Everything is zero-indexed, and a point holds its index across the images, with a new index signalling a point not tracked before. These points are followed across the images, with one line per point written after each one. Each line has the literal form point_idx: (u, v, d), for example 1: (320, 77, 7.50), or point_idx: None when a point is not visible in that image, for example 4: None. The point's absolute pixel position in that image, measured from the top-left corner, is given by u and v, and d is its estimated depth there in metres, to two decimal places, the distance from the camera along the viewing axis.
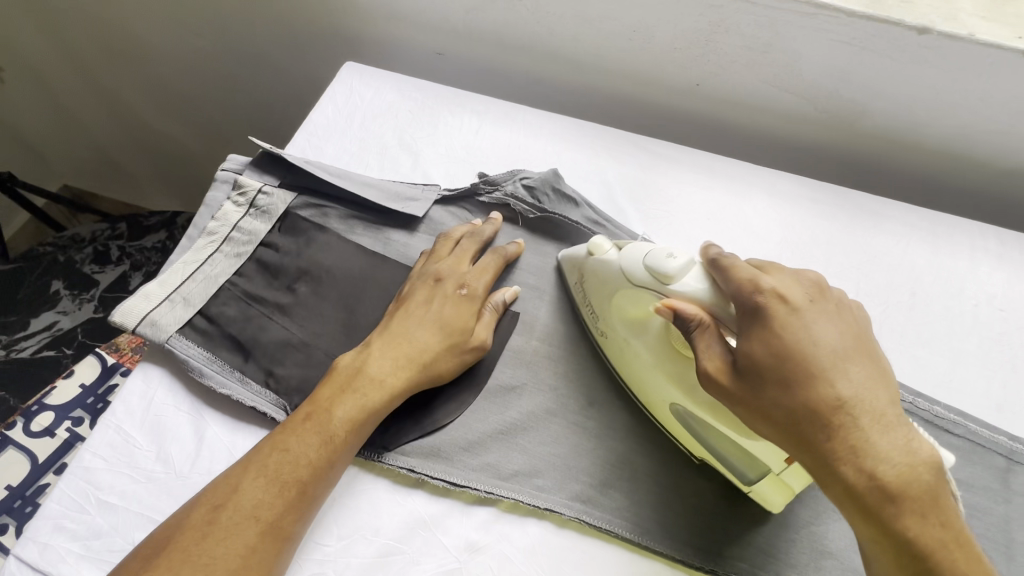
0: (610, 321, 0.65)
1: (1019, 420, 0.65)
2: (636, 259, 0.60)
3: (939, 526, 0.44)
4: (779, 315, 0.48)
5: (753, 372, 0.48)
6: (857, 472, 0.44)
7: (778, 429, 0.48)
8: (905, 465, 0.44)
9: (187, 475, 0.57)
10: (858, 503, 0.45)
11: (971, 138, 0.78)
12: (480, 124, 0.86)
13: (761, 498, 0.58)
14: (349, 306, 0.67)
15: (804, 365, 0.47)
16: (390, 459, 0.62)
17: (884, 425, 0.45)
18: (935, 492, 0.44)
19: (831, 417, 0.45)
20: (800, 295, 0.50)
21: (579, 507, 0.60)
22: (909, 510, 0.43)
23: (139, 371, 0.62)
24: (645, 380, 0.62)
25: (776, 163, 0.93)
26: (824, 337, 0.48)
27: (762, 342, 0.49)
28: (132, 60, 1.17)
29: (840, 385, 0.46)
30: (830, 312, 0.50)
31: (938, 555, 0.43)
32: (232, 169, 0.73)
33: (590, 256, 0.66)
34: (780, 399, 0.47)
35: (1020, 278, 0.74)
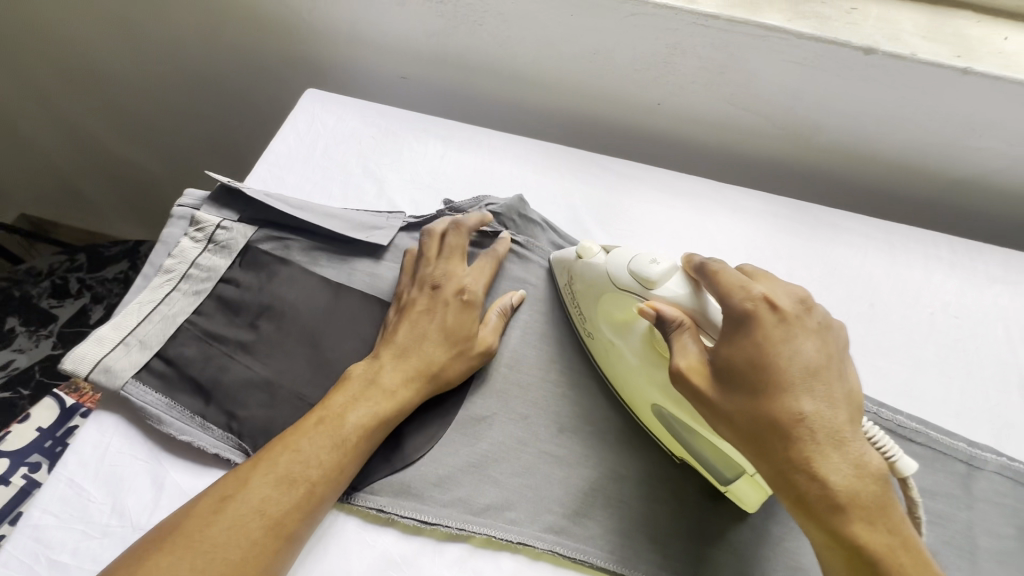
0: (597, 323, 0.64)
1: (977, 425, 0.68)
2: (620, 265, 0.60)
3: (886, 534, 0.45)
4: (758, 326, 0.49)
5: (724, 380, 0.49)
6: (810, 481, 0.46)
7: (740, 436, 0.49)
8: (855, 476, 0.45)
9: (144, 526, 0.54)
10: (808, 509, 0.46)
11: (917, 150, 0.84)
12: (445, 148, 0.85)
13: (737, 497, 0.57)
14: (313, 340, 0.65)
15: (772, 379, 0.48)
16: (359, 499, 0.58)
17: (841, 441, 0.46)
18: (884, 502, 0.45)
19: (792, 429, 0.47)
20: (781, 308, 0.50)
21: (553, 538, 0.57)
22: (858, 519, 0.45)
23: (93, 420, 0.60)
24: (630, 379, 0.61)
25: (736, 177, 0.98)
26: (798, 350, 0.49)
27: (735, 352, 0.50)
28: (104, 88, 1.17)
29: (805, 399, 0.47)
30: (809, 328, 0.51)
31: (882, 560, 0.44)
32: (190, 205, 0.72)
33: (579, 259, 0.66)
34: (746, 408, 0.48)
35: (970, 285, 0.78)
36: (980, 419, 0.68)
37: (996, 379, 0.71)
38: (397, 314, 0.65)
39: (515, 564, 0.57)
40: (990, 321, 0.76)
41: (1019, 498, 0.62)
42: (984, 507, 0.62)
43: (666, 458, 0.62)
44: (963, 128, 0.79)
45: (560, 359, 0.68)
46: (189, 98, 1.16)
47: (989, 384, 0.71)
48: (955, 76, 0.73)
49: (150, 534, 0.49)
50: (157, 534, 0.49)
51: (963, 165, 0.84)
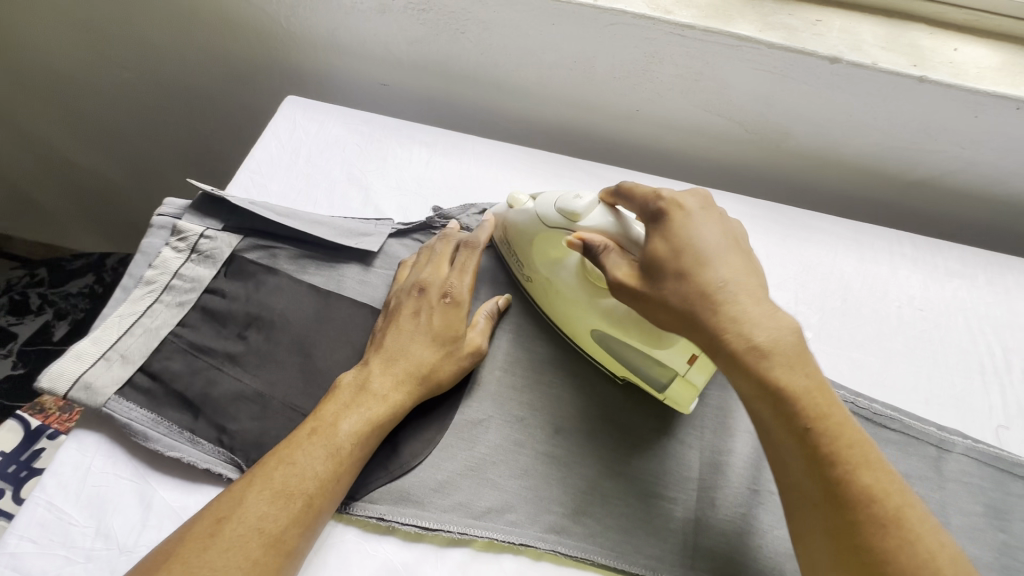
0: (534, 264, 0.69)
1: (945, 410, 0.72)
2: (548, 206, 0.66)
3: (804, 376, 0.50)
4: (675, 218, 0.57)
5: (655, 265, 0.56)
6: (736, 337, 0.51)
7: (673, 311, 0.54)
8: (772, 328, 0.52)
9: (133, 548, 0.52)
10: (740, 366, 0.51)
11: (879, 153, 0.89)
12: (430, 154, 0.86)
13: (674, 402, 0.64)
14: (305, 350, 0.64)
15: (692, 256, 0.55)
16: (358, 509, 0.57)
17: (756, 301, 0.53)
18: (799, 350, 0.51)
19: (715, 294, 0.53)
20: (692, 202, 0.58)
21: (554, 538, 0.58)
22: (778, 366, 0.50)
23: (72, 440, 0.57)
24: (567, 312, 0.66)
25: (711, 182, 1.01)
26: (710, 233, 0.56)
27: (660, 242, 0.57)
28: (66, 95, 1.12)
29: (721, 271, 0.54)
30: (716, 217, 0.59)
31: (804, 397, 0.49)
32: (170, 214, 0.70)
33: (511, 210, 0.72)
34: (676, 284, 0.54)
35: (932, 280, 0.83)
36: (946, 404, 0.73)
37: (959, 366, 0.76)
38: (385, 321, 0.64)
39: (517, 565, 0.57)
40: (951, 313, 0.81)
41: (984, 477, 0.66)
42: (955, 487, 0.66)
43: (661, 453, 0.63)
44: (919, 133, 0.84)
45: (554, 360, 0.69)
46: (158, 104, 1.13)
47: (953, 371, 0.75)
48: (912, 83, 0.78)
49: (144, 560, 0.48)
50: (151, 561, 0.47)
51: (920, 167, 0.90)
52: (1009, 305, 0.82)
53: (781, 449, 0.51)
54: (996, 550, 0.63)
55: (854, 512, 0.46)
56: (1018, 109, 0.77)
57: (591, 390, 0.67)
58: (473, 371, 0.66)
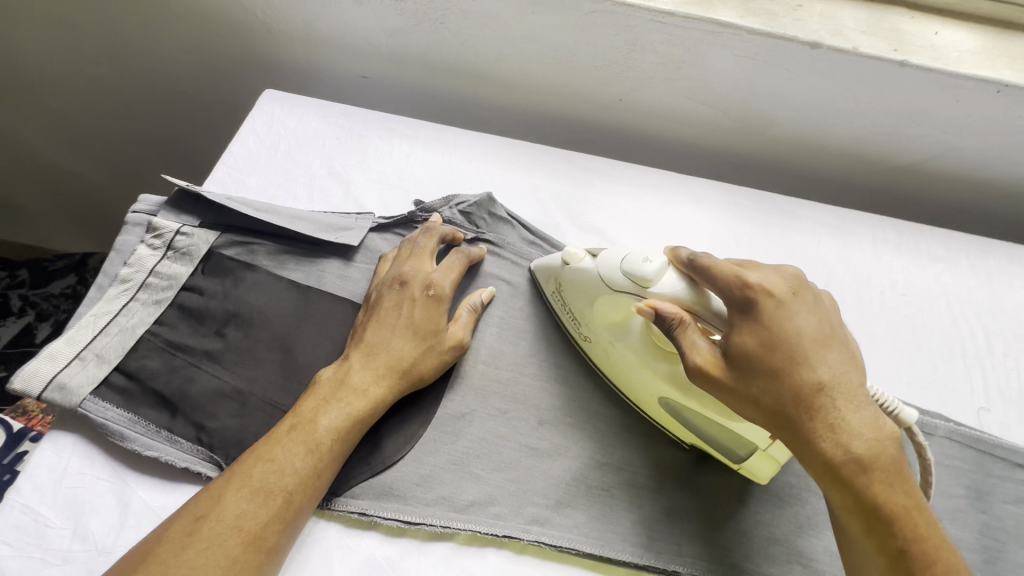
0: (594, 325, 0.64)
1: (927, 394, 0.73)
2: (611, 266, 0.60)
3: (902, 493, 0.48)
4: (766, 308, 0.50)
5: (743, 363, 0.50)
6: (836, 449, 0.47)
7: (763, 411, 0.49)
8: (874, 440, 0.48)
9: (111, 549, 0.52)
10: (836, 478, 0.48)
11: (862, 138, 0.89)
12: (411, 147, 0.85)
13: (751, 472, 0.59)
14: (285, 346, 0.63)
15: (788, 353, 0.49)
16: (340, 505, 0.57)
17: (861, 405, 0.49)
18: (898, 463, 0.48)
19: (814, 398, 0.48)
20: (785, 288, 0.51)
21: (538, 529, 0.58)
22: (878, 483, 0.47)
23: (48, 441, 0.56)
24: (635, 380, 0.62)
25: (696, 170, 1.01)
26: (806, 324, 0.50)
27: (749, 334, 0.50)
28: (41, 92, 1.10)
29: (821, 372, 0.49)
30: (809, 302, 0.52)
31: (902, 517, 0.47)
32: (145, 211, 0.68)
33: (565, 266, 0.65)
34: (768, 384, 0.49)
35: (915, 265, 0.84)
36: (928, 387, 0.73)
37: (941, 350, 0.76)
38: (366, 314, 0.64)
39: (501, 558, 0.57)
40: (934, 297, 0.81)
41: (966, 460, 0.67)
42: (937, 470, 0.66)
43: (645, 443, 0.63)
44: (901, 118, 0.84)
45: (538, 352, 0.68)
46: (137, 100, 1.11)
47: (935, 355, 0.76)
48: (893, 68, 0.78)
49: (120, 561, 0.47)
50: (126, 563, 0.46)
51: (902, 152, 0.90)
52: (991, 288, 0.82)
53: (866, 558, 0.49)
54: (977, 531, 0.63)
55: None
56: (998, 92, 0.77)
57: (575, 381, 0.67)
58: (455, 364, 0.65)
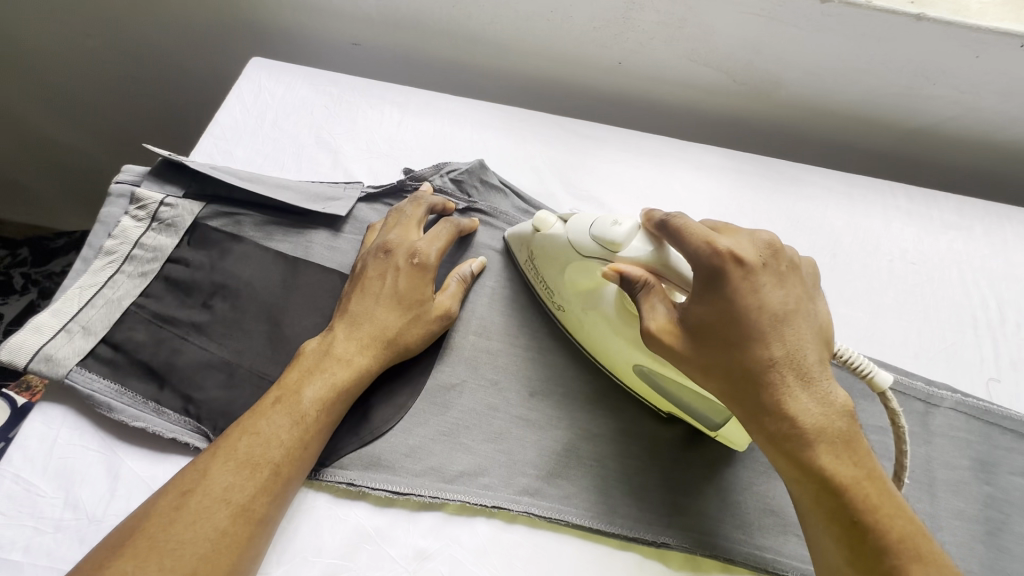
0: (564, 293, 0.63)
1: (934, 364, 0.70)
2: (581, 231, 0.58)
3: (853, 467, 0.46)
4: (727, 278, 0.48)
5: (694, 336, 0.50)
6: (778, 419, 0.47)
7: (715, 383, 0.50)
8: (821, 413, 0.47)
9: (101, 517, 0.52)
10: (779, 446, 0.48)
11: (874, 100, 0.85)
12: (402, 115, 0.82)
13: (727, 440, 0.59)
14: (273, 318, 0.62)
15: (742, 328, 0.48)
16: (329, 475, 0.56)
17: (809, 379, 0.48)
18: (849, 437, 0.47)
19: (760, 373, 0.48)
20: (752, 257, 0.49)
21: (528, 500, 0.57)
22: (824, 457, 0.46)
23: (37, 412, 0.56)
24: (609, 346, 0.61)
25: (700, 137, 0.97)
26: (769, 297, 0.49)
27: (704, 308, 0.49)
28: (30, 67, 1.08)
29: (773, 346, 0.48)
30: (779, 274, 0.50)
31: (851, 491, 0.45)
32: (129, 181, 0.67)
33: (536, 232, 0.64)
34: (718, 357, 0.49)
35: (926, 232, 0.80)
36: (936, 358, 0.71)
37: (951, 320, 0.74)
38: (352, 283, 0.63)
39: (490, 528, 0.56)
40: (945, 265, 0.78)
41: (972, 431, 0.65)
42: (942, 442, 0.65)
43: (638, 413, 0.63)
44: (917, 76, 0.80)
45: (530, 323, 0.67)
46: (128, 73, 1.09)
47: (944, 324, 0.73)
48: (909, 22, 0.73)
49: (108, 537, 0.46)
50: (112, 540, 0.46)
51: (917, 114, 0.85)
52: (1006, 256, 0.79)
53: (822, 537, 0.47)
54: (981, 502, 0.62)
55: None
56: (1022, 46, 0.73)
57: (568, 353, 0.66)
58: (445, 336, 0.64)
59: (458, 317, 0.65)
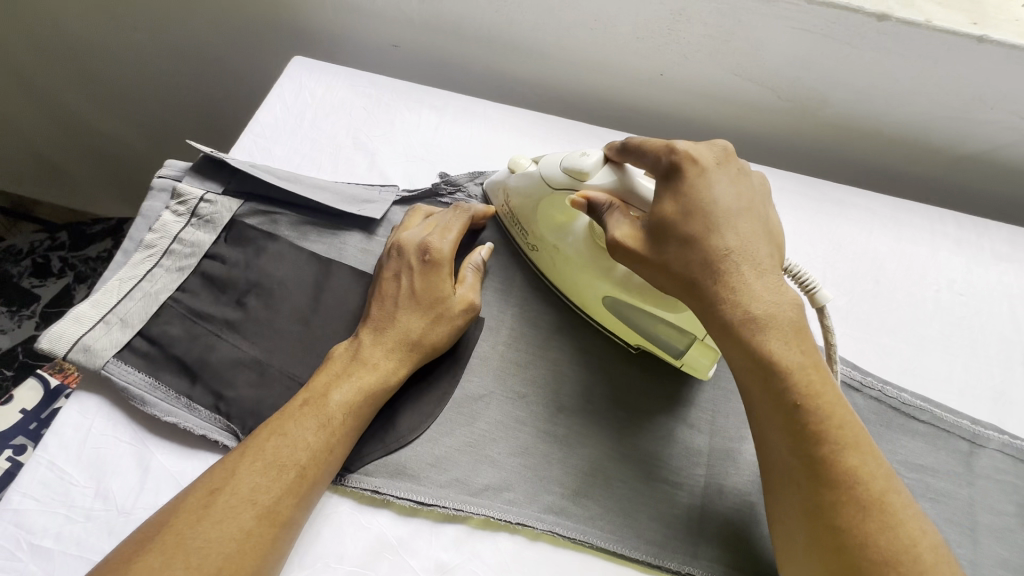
0: (539, 231, 0.67)
1: (981, 403, 0.67)
2: (552, 167, 0.63)
3: (801, 353, 0.49)
4: (686, 178, 0.54)
5: (657, 235, 0.53)
6: (733, 307, 0.50)
7: (672, 279, 0.53)
8: (773, 301, 0.50)
9: (130, 510, 0.53)
10: (733, 333, 0.50)
11: (927, 124, 0.82)
12: (439, 119, 0.82)
13: (692, 369, 0.61)
14: (304, 319, 0.62)
15: (700, 220, 0.52)
16: (353, 482, 0.56)
17: (762, 271, 0.51)
18: (799, 325, 0.50)
19: (717, 262, 0.51)
20: (708, 158, 0.55)
21: (553, 519, 0.56)
22: (775, 340, 0.49)
23: (73, 401, 0.57)
24: (578, 279, 0.64)
25: (739, 153, 0.95)
26: (722, 195, 0.53)
27: (670, 205, 0.54)
28: (80, 56, 1.11)
29: (728, 236, 0.52)
30: (732, 174, 0.55)
31: (798, 374, 0.48)
32: (171, 176, 0.68)
33: (511, 175, 0.68)
34: (678, 251, 0.52)
35: (977, 264, 0.77)
36: (983, 396, 0.68)
37: (999, 357, 0.70)
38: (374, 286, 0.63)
39: (514, 544, 0.55)
40: (995, 298, 0.75)
41: (1019, 475, 0.62)
42: (986, 485, 0.62)
43: (668, 435, 0.61)
44: (974, 100, 0.77)
45: (559, 337, 0.66)
46: (171, 65, 1.11)
47: (992, 361, 0.70)
48: (970, 44, 0.70)
49: (135, 536, 0.46)
50: (139, 537, 0.46)
51: (971, 140, 0.82)
52: None
53: (767, 422, 0.50)
54: None
55: (835, 493, 0.46)
56: None
57: (597, 370, 0.64)
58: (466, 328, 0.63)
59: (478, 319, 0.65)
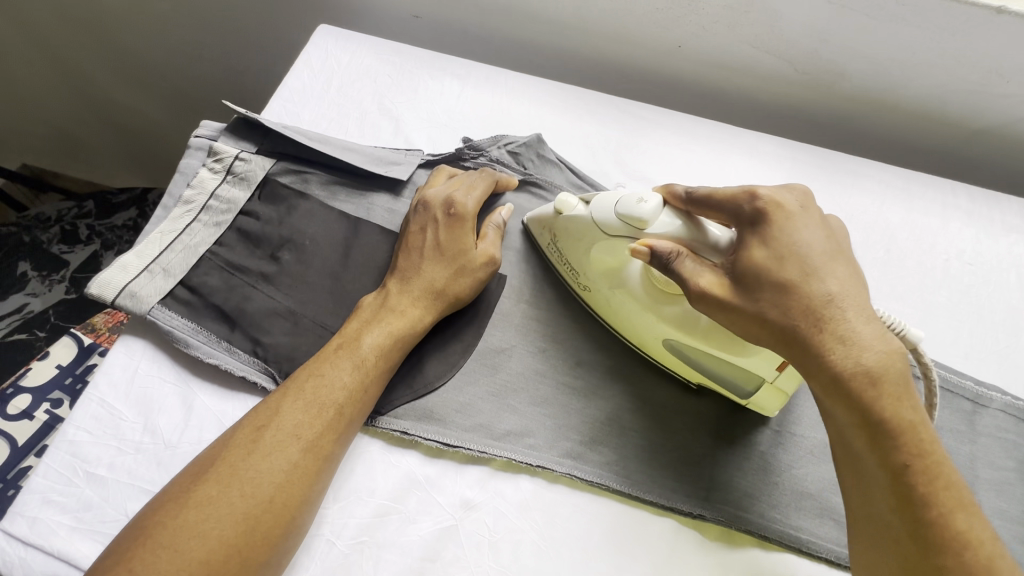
0: (592, 275, 0.64)
1: (984, 365, 0.70)
2: (607, 209, 0.59)
3: (911, 410, 0.46)
4: (773, 221, 0.50)
5: (751, 283, 0.49)
6: (847, 360, 0.46)
7: (769, 331, 0.49)
8: (886, 352, 0.46)
9: (176, 444, 0.56)
10: (845, 390, 0.46)
11: (943, 97, 0.83)
12: (461, 87, 0.84)
13: (759, 407, 0.60)
14: (335, 274, 0.65)
15: (797, 265, 0.48)
16: (384, 423, 0.59)
17: (868, 318, 0.47)
18: (908, 380, 0.46)
19: (823, 310, 0.47)
20: (792, 201, 0.51)
21: (571, 463, 0.59)
22: (889, 396, 0.45)
23: (121, 344, 0.61)
24: (635, 322, 0.62)
25: (754, 125, 0.96)
26: (812, 239, 0.50)
27: (762, 251, 0.50)
28: (106, 27, 1.13)
29: (830, 281, 0.48)
30: (817, 217, 0.52)
31: (908, 434, 0.45)
32: (206, 136, 0.71)
33: (559, 214, 0.65)
34: (777, 300, 0.48)
35: (986, 234, 0.79)
36: (987, 359, 0.70)
37: (1006, 324, 0.72)
38: (399, 241, 0.65)
39: (534, 486, 0.58)
40: (1003, 268, 0.76)
41: (1019, 433, 0.65)
42: (987, 442, 0.64)
43: (681, 389, 0.64)
44: (989, 72, 0.78)
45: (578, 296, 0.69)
46: (195, 37, 1.13)
47: (998, 327, 0.72)
48: (988, 15, 0.71)
49: (191, 466, 0.50)
50: (196, 467, 0.50)
51: (985, 113, 0.83)
52: None
53: (869, 480, 0.47)
54: None
55: (942, 558, 0.43)
56: None
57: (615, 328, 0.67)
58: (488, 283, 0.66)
59: (498, 275, 0.68)
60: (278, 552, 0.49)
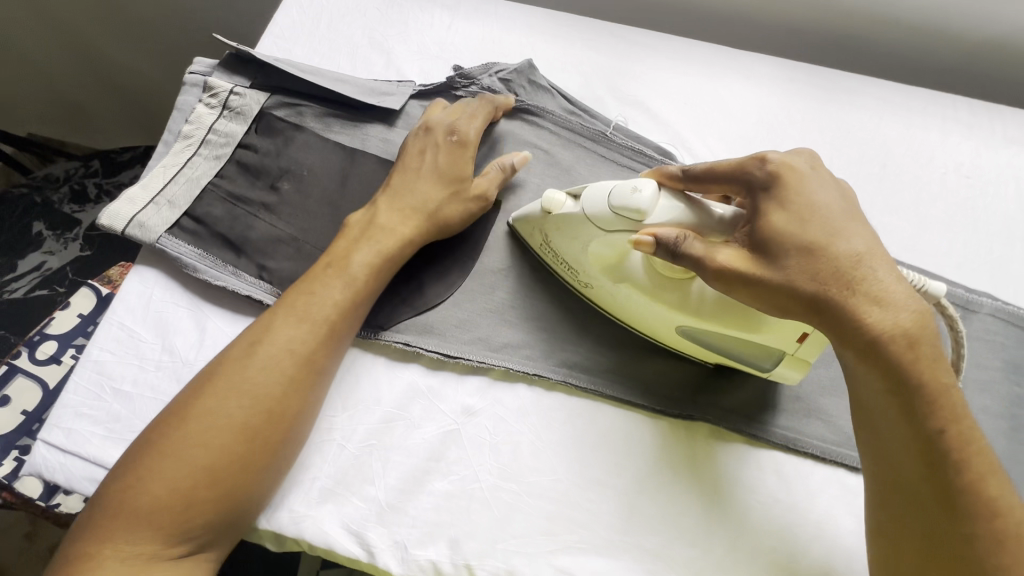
0: (590, 272, 0.60)
1: (975, 274, 0.71)
2: (598, 198, 0.56)
3: (944, 370, 0.44)
4: (788, 183, 0.48)
5: (772, 246, 0.46)
6: (882, 323, 0.43)
7: (798, 299, 0.45)
8: (917, 313, 0.44)
9: (194, 361, 0.60)
10: (881, 356, 0.44)
11: (946, 8, 0.80)
12: (452, 18, 0.83)
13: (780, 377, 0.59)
14: (334, 203, 0.67)
15: (822, 224, 0.46)
16: (387, 336, 0.62)
17: (898, 277, 0.45)
18: (937, 340, 0.45)
19: (853, 270, 0.44)
20: (802, 162, 0.50)
21: (566, 371, 0.62)
22: (923, 357, 0.44)
23: (135, 274, 0.64)
24: (643, 313, 0.59)
25: (753, 47, 0.95)
26: (828, 197, 0.48)
27: (781, 214, 0.47)
28: None
29: (855, 239, 0.46)
30: (828, 177, 0.50)
31: (940, 400, 0.44)
32: (201, 72, 0.73)
33: (547, 213, 0.60)
34: (803, 261, 0.45)
35: (986, 146, 0.78)
36: (980, 269, 0.71)
37: (1001, 235, 0.73)
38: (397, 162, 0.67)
39: (531, 394, 0.61)
40: (1002, 179, 0.76)
41: (1008, 336, 0.66)
42: (976, 345, 0.66)
43: None
44: None
45: None
46: None
47: (993, 238, 0.72)
48: None
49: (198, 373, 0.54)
50: (201, 376, 0.53)
51: (990, 23, 0.81)
52: None
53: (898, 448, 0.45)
54: (1008, 400, 0.63)
55: (972, 527, 0.43)
56: None
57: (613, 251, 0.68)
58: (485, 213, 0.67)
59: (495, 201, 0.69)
60: (279, 455, 0.52)
